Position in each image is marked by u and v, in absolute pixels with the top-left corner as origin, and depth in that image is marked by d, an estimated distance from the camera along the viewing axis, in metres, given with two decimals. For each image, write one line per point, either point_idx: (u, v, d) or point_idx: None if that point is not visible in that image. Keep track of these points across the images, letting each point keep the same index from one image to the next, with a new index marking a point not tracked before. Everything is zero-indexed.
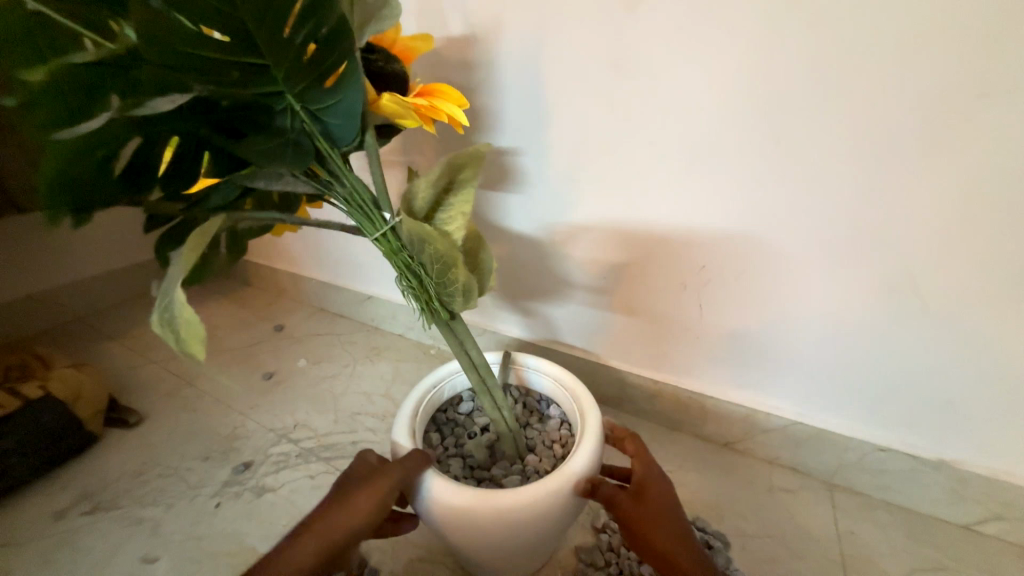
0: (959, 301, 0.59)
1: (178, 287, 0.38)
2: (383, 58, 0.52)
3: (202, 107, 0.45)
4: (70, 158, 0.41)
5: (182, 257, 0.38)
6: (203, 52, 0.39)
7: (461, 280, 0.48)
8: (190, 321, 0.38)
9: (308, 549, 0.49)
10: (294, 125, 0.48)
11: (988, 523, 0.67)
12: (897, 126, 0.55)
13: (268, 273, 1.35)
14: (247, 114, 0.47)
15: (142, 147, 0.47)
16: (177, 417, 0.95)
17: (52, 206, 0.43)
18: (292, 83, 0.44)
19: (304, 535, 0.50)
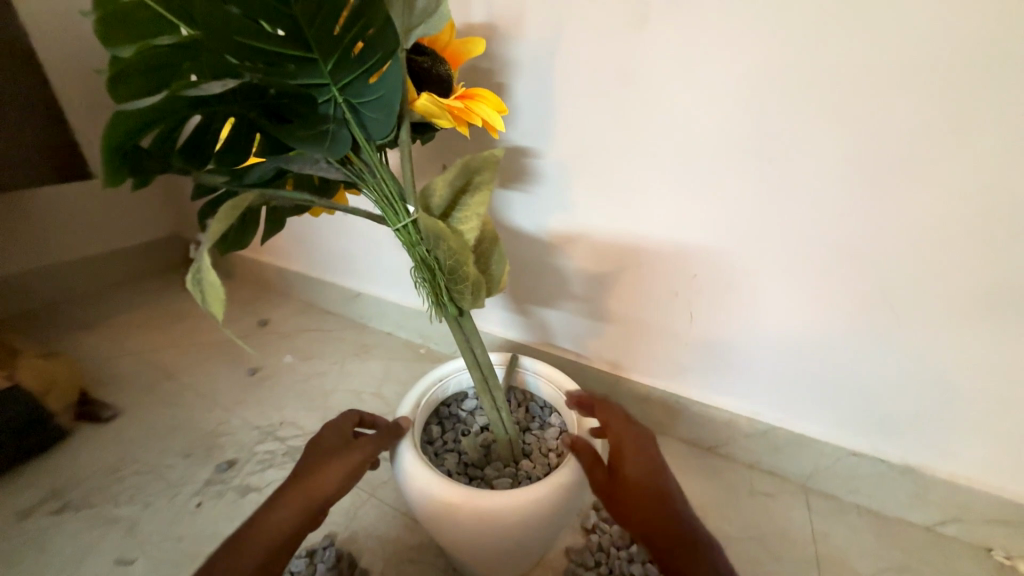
0: (929, 314, 0.62)
1: (206, 252, 0.36)
2: (429, 59, 0.51)
3: (254, 93, 0.44)
4: (129, 135, 0.40)
5: (211, 230, 0.36)
6: (257, 42, 0.39)
7: (471, 279, 0.47)
8: (212, 286, 0.37)
9: (284, 517, 0.46)
10: (337, 115, 0.46)
11: (953, 528, 0.71)
12: (883, 145, 0.57)
13: (254, 266, 1.32)
14: (292, 101, 0.46)
15: (199, 125, 0.47)
16: (155, 412, 0.92)
17: (115, 179, 0.43)
18: (338, 78, 0.43)
19: (277, 502, 0.47)
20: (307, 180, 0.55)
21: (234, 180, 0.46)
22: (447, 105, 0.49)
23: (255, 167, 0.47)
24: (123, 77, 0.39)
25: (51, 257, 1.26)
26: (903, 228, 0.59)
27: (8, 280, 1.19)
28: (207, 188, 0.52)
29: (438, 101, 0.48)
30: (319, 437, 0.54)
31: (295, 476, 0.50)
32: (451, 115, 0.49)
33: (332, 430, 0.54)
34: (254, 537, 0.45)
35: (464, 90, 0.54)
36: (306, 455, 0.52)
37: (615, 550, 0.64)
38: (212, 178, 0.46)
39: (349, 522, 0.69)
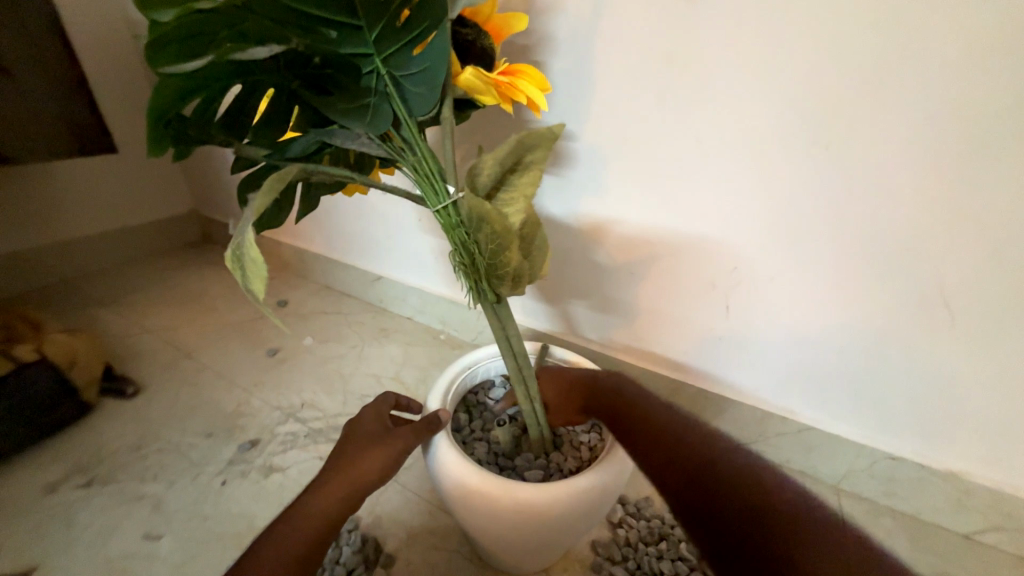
0: (989, 317, 0.57)
1: (249, 228, 0.35)
2: (473, 31, 0.48)
3: (297, 62, 0.42)
4: (172, 100, 0.40)
5: (256, 204, 0.34)
6: (302, 6, 0.37)
7: (513, 265, 0.45)
8: (254, 263, 0.35)
9: (324, 504, 0.45)
10: (379, 88, 0.44)
11: (993, 537, 0.68)
12: (953, 134, 0.52)
13: (272, 247, 1.32)
14: (336, 73, 0.44)
15: (239, 97, 0.45)
16: (177, 390, 0.93)
17: (158, 146, 0.43)
18: (382, 48, 0.42)
19: (318, 488, 0.46)
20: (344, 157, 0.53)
21: (275, 153, 0.45)
22: (493, 81, 0.47)
23: (297, 141, 0.46)
24: (158, 45, 0.36)
25: (73, 232, 1.26)
26: (968, 225, 0.55)
27: (32, 254, 1.20)
28: (247, 162, 0.50)
29: (483, 75, 0.45)
30: (358, 422, 0.52)
31: (335, 462, 0.49)
32: (496, 91, 0.46)
33: (370, 415, 0.53)
34: (296, 524, 0.44)
35: (507, 66, 0.51)
36: (345, 440, 0.51)
37: (643, 545, 0.63)
38: (253, 151, 0.45)
39: (373, 506, 0.69)
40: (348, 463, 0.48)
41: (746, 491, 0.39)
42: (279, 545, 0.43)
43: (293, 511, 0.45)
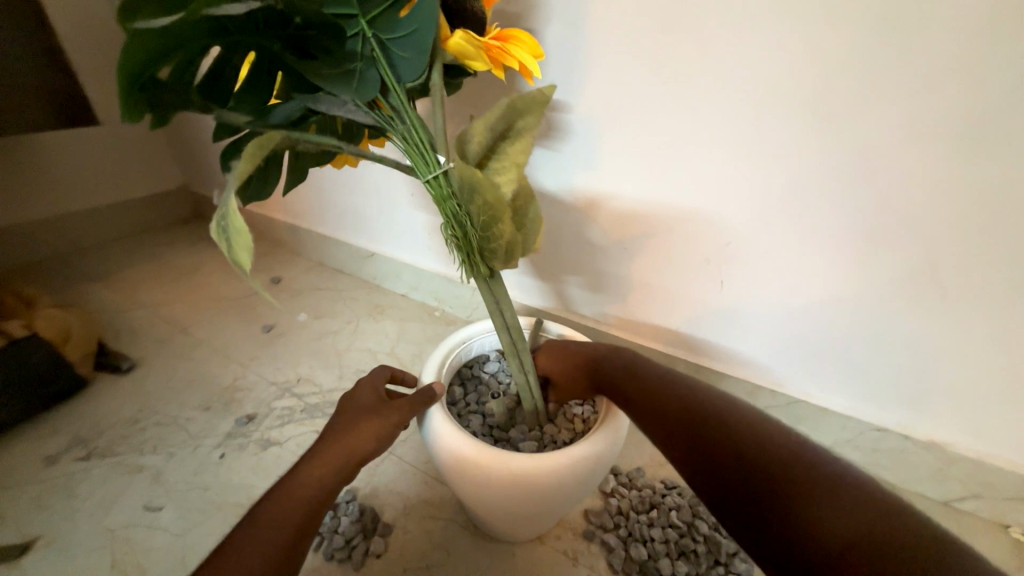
0: (985, 291, 0.57)
1: (233, 195, 0.34)
2: None
3: (278, 22, 0.39)
4: (143, 62, 0.37)
5: (238, 170, 0.33)
6: None
7: (506, 237, 0.44)
8: (238, 233, 0.34)
9: (319, 472, 0.46)
10: (365, 52, 0.42)
11: (972, 504, 0.71)
12: (960, 106, 0.50)
13: (264, 222, 1.30)
14: (319, 34, 0.41)
15: (217, 59, 0.42)
16: (172, 365, 0.93)
17: (131, 112, 0.40)
18: (368, 9, 0.40)
19: (314, 456, 0.47)
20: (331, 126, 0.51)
21: (258, 120, 0.43)
22: (484, 45, 0.45)
23: (280, 107, 0.44)
24: None
25: (60, 207, 1.23)
26: (967, 198, 0.54)
27: (18, 229, 1.18)
28: (227, 130, 0.49)
29: (473, 40, 0.43)
30: (350, 397, 0.53)
31: (330, 432, 0.49)
32: (487, 57, 0.45)
33: (365, 387, 0.53)
34: (291, 490, 0.45)
35: (498, 31, 0.48)
36: (341, 410, 0.51)
37: (634, 514, 0.64)
38: (235, 118, 0.43)
39: (369, 478, 0.70)
40: (342, 433, 0.48)
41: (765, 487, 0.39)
42: (272, 510, 0.43)
43: (289, 477, 0.46)
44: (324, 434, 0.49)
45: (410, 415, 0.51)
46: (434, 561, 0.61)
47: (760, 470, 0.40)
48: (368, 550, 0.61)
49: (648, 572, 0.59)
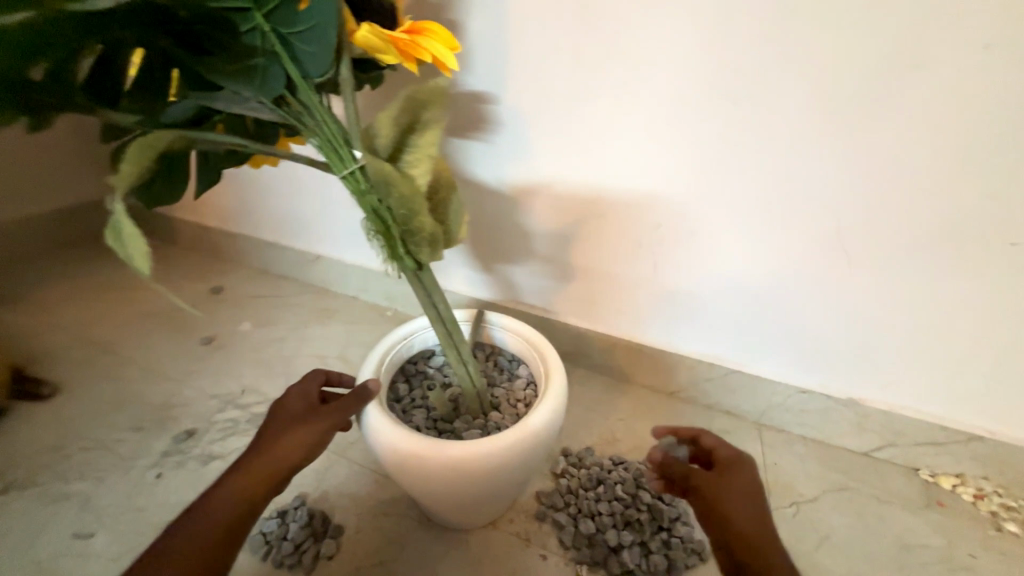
0: (879, 255, 0.63)
1: (119, 200, 0.33)
2: None
3: (161, 17, 0.38)
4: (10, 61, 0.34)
5: (121, 174, 0.32)
6: None
7: (427, 229, 0.45)
8: (132, 239, 0.33)
9: (247, 482, 0.45)
10: (264, 47, 0.41)
11: (887, 453, 0.76)
12: (841, 89, 0.56)
13: (200, 232, 1.23)
14: (211, 29, 0.40)
15: (100, 57, 0.40)
16: (101, 386, 0.87)
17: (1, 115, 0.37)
18: (263, 2, 0.39)
19: (241, 468, 0.46)
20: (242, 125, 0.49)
21: (150, 120, 0.42)
22: (392, 38, 0.45)
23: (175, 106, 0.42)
24: None
25: None
26: (856, 170, 0.60)
27: None
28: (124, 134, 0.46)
29: (380, 33, 0.43)
30: (283, 401, 0.52)
31: (258, 441, 0.48)
32: (396, 50, 0.45)
33: (297, 392, 0.52)
34: (215, 505, 0.43)
35: (411, 25, 0.49)
36: (270, 418, 0.50)
37: (583, 491, 0.66)
38: (123, 117, 0.41)
39: (318, 483, 0.69)
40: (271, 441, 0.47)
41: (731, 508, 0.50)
42: (194, 526, 0.42)
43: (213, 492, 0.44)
44: (251, 444, 0.48)
45: (343, 420, 0.50)
46: (387, 557, 0.61)
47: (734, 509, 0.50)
48: (318, 554, 0.61)
49: (597, 544, 0.61)
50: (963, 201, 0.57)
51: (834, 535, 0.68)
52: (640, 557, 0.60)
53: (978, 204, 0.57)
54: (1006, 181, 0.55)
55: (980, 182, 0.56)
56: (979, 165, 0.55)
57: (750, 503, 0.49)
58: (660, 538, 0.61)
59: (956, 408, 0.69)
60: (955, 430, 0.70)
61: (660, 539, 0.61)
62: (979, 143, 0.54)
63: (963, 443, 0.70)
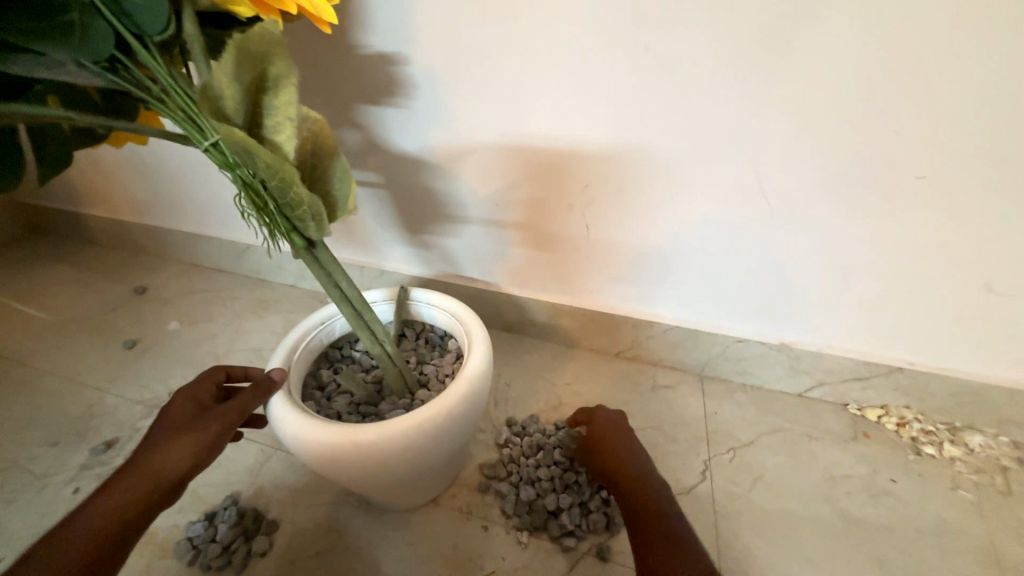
0: (800, 199, 0.63)
1: None
2: None
3: None
4: None
5: None
6: None
7: (306, 201, 0.41)
8: None
9: (132, 483, 0.45)
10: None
11: (818, 391, 0.79)
12: (754, 26, 0.53)
13: (115, 228, 1.14)
14: None
15: None
16: (8, 403, 0.81)
17: None
18: None
19: (127, 470, 0.45)
20: (83, 99, 0.43)
21: None
22: None
23: None
24: None
25: None
26: (774, 113, 0.58)
27: None
28: None
29: None
30: (172, 407, 0.50)
31: (143, 449, 0.47)
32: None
33: (196, 391, 0.52)
34: (98, 507, 0.43)
35: None
36: (163, 418, 0.50)
37: (524, 459, 0.66)
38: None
39: (252, 479, 0.66)
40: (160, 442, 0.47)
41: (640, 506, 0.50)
42: (74, 530, 0.42)
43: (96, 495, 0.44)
44: (137, 453, 0.47)
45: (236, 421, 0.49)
46: (325, 546, 0.60)
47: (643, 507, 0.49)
48: (250, 551, 0.59)
49: (536, 509, 0.61)
50: (876, 140, 0.56)
51: (767, 475, 0.70)
52: (580, 517, 0.60)
53: (890, 140, 0.56)
54: (916, 115, 0.54)
55: (892, 118, 0.55)
56: (890, 100, 0.54)
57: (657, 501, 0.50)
58: (599, 497, 0.62)
59: (879, 344, 0.72)
60: (878, 364, 0.73)
61: (599, 498, 0.62)
62: (889, 77, 0.52)
63: (885, 376, 0.73)
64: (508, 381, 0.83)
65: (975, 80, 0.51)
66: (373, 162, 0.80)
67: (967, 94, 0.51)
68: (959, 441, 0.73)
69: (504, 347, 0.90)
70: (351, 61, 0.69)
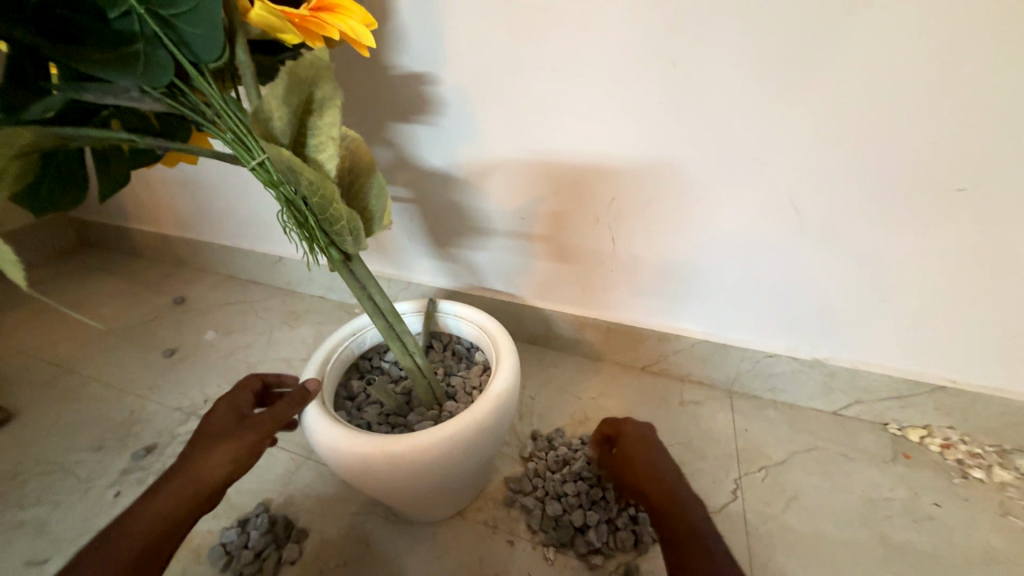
0: (832, 212, 0.62)
1: None
2: None
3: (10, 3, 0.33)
4: None
5: None
6: None
7: (345, 217, 0.42)
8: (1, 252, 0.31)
9: (180, 489, 0.46)
10: (145, 32, 0.38)
11: (855, 410, 0.77)
12: (781, 42, 0.54)
13: (158, 241, 1.20)
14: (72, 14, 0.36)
15: None
16: (58, 407, 0.85)
17: None
18: None
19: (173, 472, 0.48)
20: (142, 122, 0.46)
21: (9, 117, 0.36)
22: (291, 13, 0.41)
23: (41, 100, 0.37)
24: None
25: None
26: (804, 127, 0.57)
27: None
28: None
29: (275, 8, 0.40)
30: (210, 418, 0.52)
31: (187, 457, 0.48)
32: (296, 26, 0.41)
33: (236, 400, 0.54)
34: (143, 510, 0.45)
35: None
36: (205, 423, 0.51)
37: (549, 474, 0.66)
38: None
39: (283, 486, 0.67)
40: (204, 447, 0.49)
41: (675, 522, 0.47)
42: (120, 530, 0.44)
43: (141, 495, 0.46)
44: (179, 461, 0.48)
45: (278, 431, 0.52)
46: (352, 556, 0.60)
47: (675, 524, 0.47)
48: (281, 558, 0.60)
49: (563, 525, 0.61)
50: (912, 150, 0.55)
51: (802, 496, 0.67)
52: (608, 534, 0.59)
53: (926, 151, 0.55)
54: (951, 127, 0.53)
55: (928, 129, 0.54)
56: (926, 111, 0.53)
57: (690, 517, 0.47)
58: (627, 514, 0.61)
59: (919, 360, 0.69)
60: (919, 382, 0.70)
61: (627, 515, 0.61)
62: (924, 87, 0.52)
63: (927, 394, 0.70)
64: (532, 394, 0.83)
65: (1016, 90, 0.49)
66: (403, 178, 0.82)
67: (1008, 103, 0.50)
68: (1010, 464, 0.69)
69: (528, 360, 0.90)
70: (384, 82, 0.72)
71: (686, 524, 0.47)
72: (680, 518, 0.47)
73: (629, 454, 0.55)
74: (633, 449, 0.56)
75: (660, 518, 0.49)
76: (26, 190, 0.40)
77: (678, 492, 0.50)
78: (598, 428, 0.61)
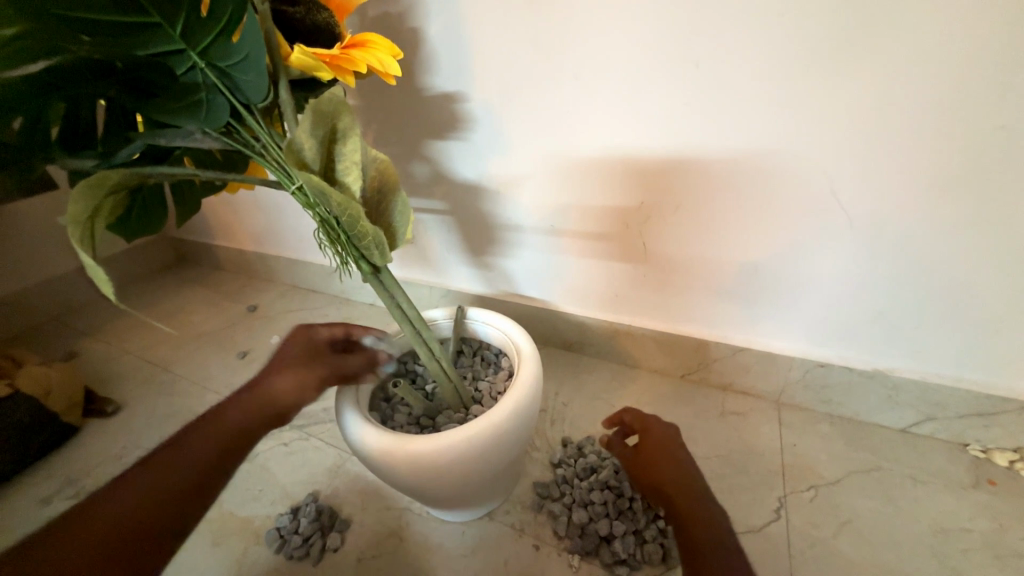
0: (885, 209, 0.57)
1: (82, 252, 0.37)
2: (304, 8, 0.47)
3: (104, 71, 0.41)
4: None
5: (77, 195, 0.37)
6: (89, 14, 0.37)
7: (371, 233, 0.46)
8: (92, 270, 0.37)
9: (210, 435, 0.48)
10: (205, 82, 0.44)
11: (927, 428, 0.69)
12: (815, 36, 0.51)
13: (236, 256, 1.35)
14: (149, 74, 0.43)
15: (66, 114, 0.43)
16: (155, 401, 0.99)
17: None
18: (195, 42, 0.42)
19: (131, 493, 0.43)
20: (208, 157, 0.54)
21: (103, 161, 0.44)
22: (324, 54, 0.46)
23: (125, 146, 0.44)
24: None
25: (49, 269, 1.29)
26: (847, 120, 0.54)
27: None
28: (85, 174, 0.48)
29: (308, 51, 0.44)
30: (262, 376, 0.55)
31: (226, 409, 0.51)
32: (329, 65, 0.46)
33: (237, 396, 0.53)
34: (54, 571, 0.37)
35: (354, 39, 0.50)
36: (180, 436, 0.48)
37: (576, 481, 0.66)
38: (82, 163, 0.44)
39: (330, 479, 0.74)
40: (159, 492, 0.44)
41: (693, 530, 0.46)
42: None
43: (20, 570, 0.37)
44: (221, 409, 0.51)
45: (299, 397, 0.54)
46: (388, 548, 0.64)
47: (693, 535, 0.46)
48: (326, 545, 0.65)
49: (588, 533, 0.61)
50: (977, 138, 0.50)
51: (857, 520, 0.62)
52: (635, 547, 0.59)
53: (996, 139, 0.49)
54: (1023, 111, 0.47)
55: (996, 114, 0.48)
56: (993, 95, 0.48)
57: (710, 530, 0.46)
58: (654, 527, 0.60)
59: (1003, 373, 0.61)
60: (1004, 398, 0.62)
61: (655, 527, 0.60)
62: (989, 70, 0.47)
63: (1016, 413, 0.62)
64: (565, 400, 0.83)
65: None
66: (440, 192, 0.87)
67: None
68: None
69: (562, 366, 0.90)
70: (421, 103, 0.77)
71: (705, 536, 0.45)
72: (699, 527, 0.46)
73: (648, 453, 0.55)
74: (653, 447, 0.55)
75: (679, 526, 0.48)
76: (121, 222, 0.48)
77: (699, 502, 0.49)
78: (621, 415, 0.60)
